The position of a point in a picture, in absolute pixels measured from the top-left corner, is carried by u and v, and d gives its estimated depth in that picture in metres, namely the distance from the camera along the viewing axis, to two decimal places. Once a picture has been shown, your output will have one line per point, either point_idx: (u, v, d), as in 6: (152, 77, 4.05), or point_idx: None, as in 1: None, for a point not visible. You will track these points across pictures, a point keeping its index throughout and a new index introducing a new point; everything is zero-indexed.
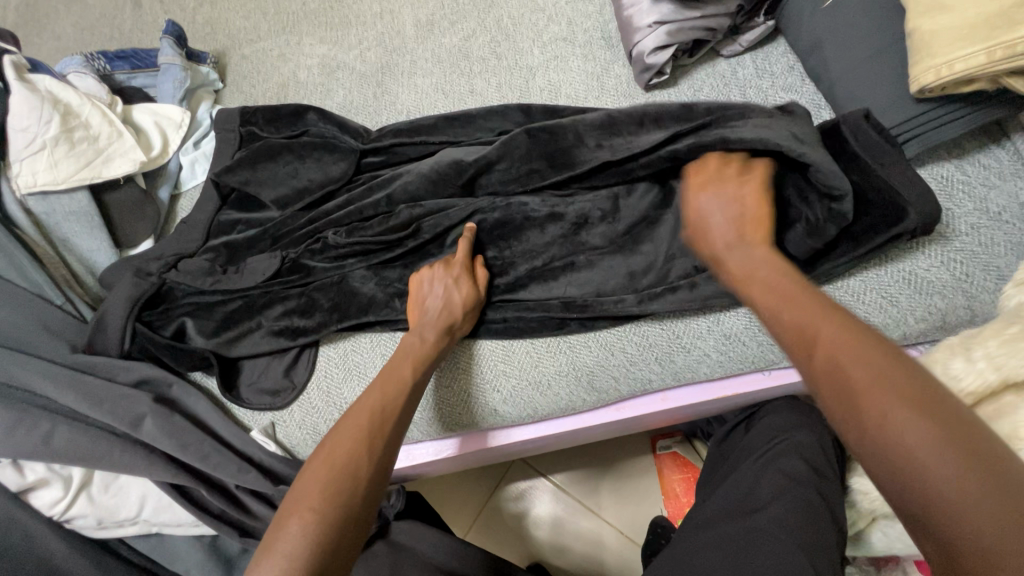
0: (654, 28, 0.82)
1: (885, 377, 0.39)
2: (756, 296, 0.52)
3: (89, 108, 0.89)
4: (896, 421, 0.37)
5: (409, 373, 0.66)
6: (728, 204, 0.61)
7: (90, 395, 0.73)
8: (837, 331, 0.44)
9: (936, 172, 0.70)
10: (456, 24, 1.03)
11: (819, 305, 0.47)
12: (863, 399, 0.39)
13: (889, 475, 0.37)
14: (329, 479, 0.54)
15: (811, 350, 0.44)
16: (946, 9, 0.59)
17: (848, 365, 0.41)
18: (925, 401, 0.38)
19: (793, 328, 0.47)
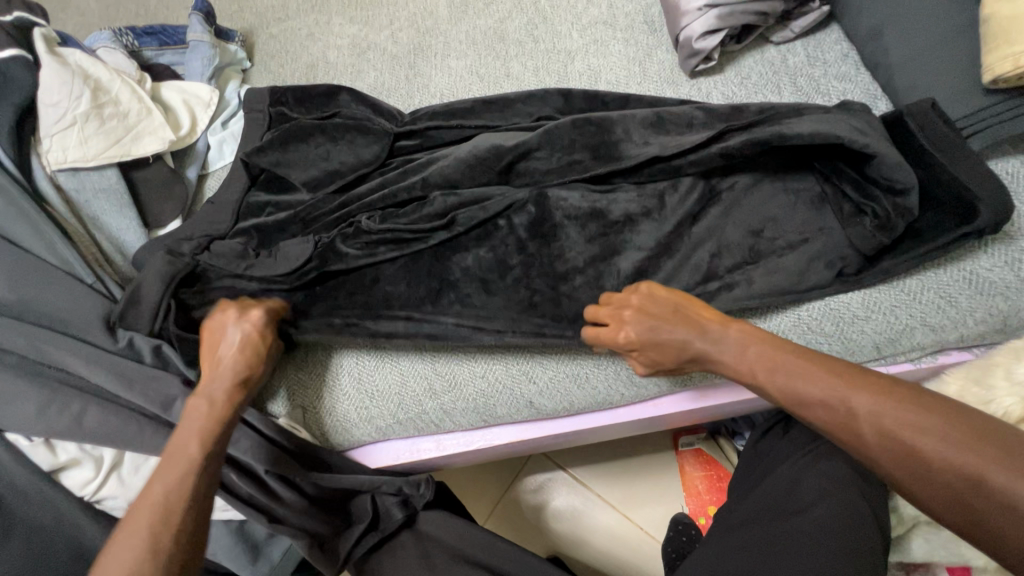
0: (704, 12, 0.78)
1: (924, 426, 0.49)
2: (769, 380, 0.58)
3: (120, 84, 0.88)
4: (963, 479, 0.46)
5: (195, 439, 0.61)
6: (693, 332, 0.63)
7: (122, 376, 0.72)
8: (865, 405, 0.52)
9: (1002, 167, 0.66)
10: (491, 6, 1.00)
11: (835, 371, 0.55)
12: (911, 452, 0.49)
13: (956, 508, 0.46)
14: (159, 522, 0.55)
15: (849, 426, 0.52)
16: None
17: (888, 426, 0.50)
18: (954, 429, 0.48)
19: (813, 403, 0.55)
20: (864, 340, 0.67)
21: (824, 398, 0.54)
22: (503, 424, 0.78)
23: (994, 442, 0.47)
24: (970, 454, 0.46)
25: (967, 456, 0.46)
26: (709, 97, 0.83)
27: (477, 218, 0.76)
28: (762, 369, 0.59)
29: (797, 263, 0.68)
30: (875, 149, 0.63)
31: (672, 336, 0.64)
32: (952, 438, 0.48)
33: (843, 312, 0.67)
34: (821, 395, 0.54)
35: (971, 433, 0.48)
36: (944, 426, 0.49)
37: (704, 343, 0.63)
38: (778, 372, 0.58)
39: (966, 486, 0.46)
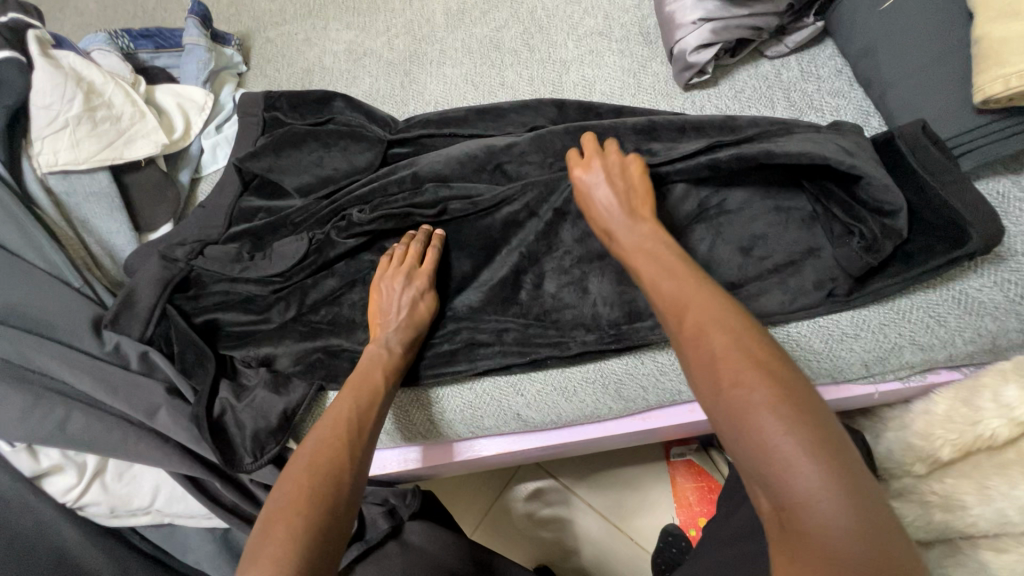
0: (699, 26, 0.78)
1: (751, 379, 0.43)
2: (646, 271, 0.57)
3: (113, 87, 0.87)
4: (750, 405, 0.42)
5: (381, 381, 0.67)
6: (619, 207, 0.63)
7: (105, 382, 0.72)
8: (708, 318, 0.48)
9: (992, 187, 0.66)
10: (488, 14, 1.00)
11: (712, 297, 0.50)
12: (728, 393, 0.44)
13: (745, 455, 0.42)
14: (314, 480, 0.54)
15: (695, 337, 0.48)
16: (1019, 16, 0.56)
17: (723, 365, 0.45)
18: (783, 393, 0.42)
19: (679, 304, 0.51)
20: (851, 358, 0.67)
21: (683, 300, 0.51)
22: (490, 435, 0.78)
23: (828, 432, 0.41)
24: (789, 422, 0.41)
25: (786, 425, 0.41)
26: (703, 110, 0.83)
27: (472, 236, 0.77)
28: (645, 261, 0.58)
29: (786, 285, 0.68)
30: (864, 170, 0.63)
31: (604, 201, 0.65)
32: (775, 400, 0.42)
33: (830, 330, 0.67)
34: (674, 292, 0.52)
35: (805, 410, 0.41)
36: (781, 388, 0.43)
37: (618, 222, 0.62)
38: (658, 269, 0.56)
39: (766, 445, 0.41)
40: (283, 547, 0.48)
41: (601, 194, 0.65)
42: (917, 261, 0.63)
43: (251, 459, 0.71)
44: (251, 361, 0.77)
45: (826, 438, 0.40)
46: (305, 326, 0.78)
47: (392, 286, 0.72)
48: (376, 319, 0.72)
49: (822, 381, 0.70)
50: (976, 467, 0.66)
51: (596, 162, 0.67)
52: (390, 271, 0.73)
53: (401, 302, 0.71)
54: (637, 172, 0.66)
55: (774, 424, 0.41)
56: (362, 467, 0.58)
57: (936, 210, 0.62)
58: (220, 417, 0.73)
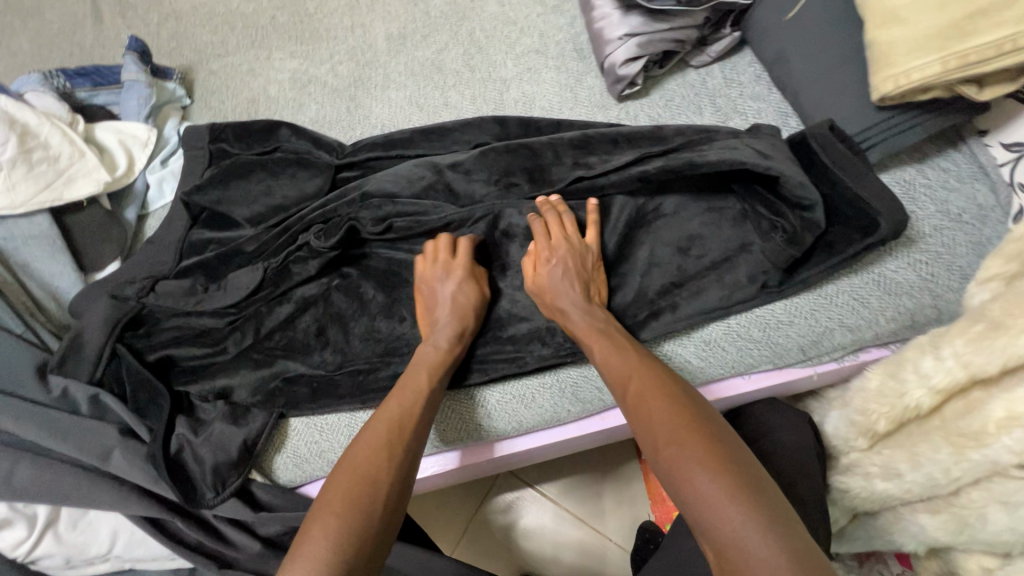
0: (625, 41, 0.83)
1: (684, 442, 0.52)
2: (597, 349, 0.65)
3: (49, 127, 0.86)
4: (685, 460, 0.51)
5: (426, 383, 0.67)
6: (577, 287, 0.69)
7: (53, 428, 0.70)
8: (646, 387, 0.59)
9: (899, 176, 0.73)
10: (429, 37, 1.03)
11: (654, 374, 0.60)
12: (666, 456, 0.52)
13: (686, 506, 0.50)
14: (351, 488, 0.58)
15: (639, 406, 0.58)
16: (902, 21, 0.61)
17: (660, 430, 0.55)
18: (711, 452, 0.51)
19: (625, 379, 0.61)
20: (788, 343, 0.71)
21: (628, 373, 0.61)
22: (455, 448, 0.78)
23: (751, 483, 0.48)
24: (716, 474, 0.49)
25: (713, 476, 0.49)
26: (637, 119, 0.87)
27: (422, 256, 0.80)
28: (597, 340, 0.66)
29: (721, 281, 0.72)
30: (783, 168, 0.68)
31: (567, 288, 0.69)
32: (708, 459, 0.51)
33: (767, 318, 0.72)
34: (621, 364, 0.63)
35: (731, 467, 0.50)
36: (711, 450, 0.51)
37: (575, 303, 0.69)
38: (609, 347, 0.65)
39: (704, 498, 0.48)
40: (321, 555, 0.53)
41: (559, 285, 0.69)
42: (838, 251, 0.67)
43: (213, 494, 0.71)
44: (207, 395, 0.76)
45: (749, 485, 0.49)
46: (261, 355, 0.78)
47: (447, 305, 0.72)
48: (430, 344, 0.71)
49: (765, 368, 0.73)
50: (907, 437, 0.65)
51: (556, 238, 0.71)
52: (446, 279, 0.73)
53: (445, 332, 0.71)
54: (594, 257, 0.72)
55: (707, 481, 0.49)
56: (404, 474, 0.61)
57: (847, 203, 0.67)
58: (178, 454, 0.72)
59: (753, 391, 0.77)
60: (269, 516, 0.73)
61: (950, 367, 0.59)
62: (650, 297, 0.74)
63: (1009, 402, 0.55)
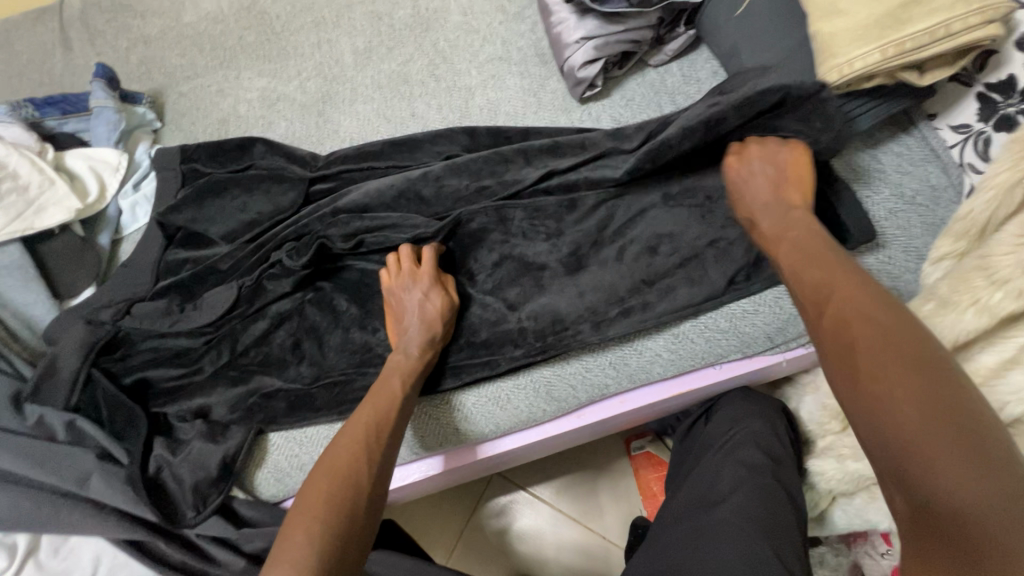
0: (582, 44, 0.84)
1: (890, 359, 0.42)
2: (789, 263, 0.58)
3: (17, 157, 0.87)
4: (891, 388, 0.41)
5: (398, 385, 0.69)
6: (769, 190, 0.66)
7: (31, 456, 0.70)
8: (856, 303, 0.48)
9: (854, 163, 0.75)
10: (394, 50, 1.05)
11: (861, 289, 0.49)
12: (868, 381, 0.42)
13: (881, 446, 0.40)
14: (332, 489, 0.58)
15: (839, 324, 0.47)
16: (842, 13, 0.63)
17: (862, 352, 0.44)
18: (928, 378, 0.40)
19: (826, 294, 0.51)
20: (754, 332, 0.73)
21: (828, 293, 0.51)
22: (435, 454, 0.79)
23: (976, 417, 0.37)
24: (922, 408, 0.39)
25: (920, 412, 0.39)
26: (600, 120, 0.89)
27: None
28: (794, 262, 0.58)
29: (689, 278, 0.74)
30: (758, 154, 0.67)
31: (778, 213, 0.65)
32: (920, 390, 0.39)
33: (732, 309, 0.74)
34: (817, 279, 0.53)
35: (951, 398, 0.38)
36: (928, 376, 0.40)
37: (769, 208, 0.66)
38: (803, 261, 0.57)
39: (898, 427, 0.39)
40: (301, 551, 0.52)
41: (757, 182, 0.68)
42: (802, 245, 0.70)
43: (194, 513, 0.71)
44: (185, 414, 0.77)
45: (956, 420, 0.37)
46: (240, 373, 0.78)
47: (413, 314, 0.73)
48: (400, 353, 0.72)
49: (734, 356, 0.75)
50: None
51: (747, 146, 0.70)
52: (409, 288, 0.74)
53: (414, 338, 0.72)
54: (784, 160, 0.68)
55: (912, 413, 0.39)
56: (383, 470, 0.62)
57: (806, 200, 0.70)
58: (157, 475, 0.73)
59: (724, 380, 0.79)
60: (252, 533, 0.73)
61: None
62: (621, 296, 0.75)
63: (963, 376, 0.56)
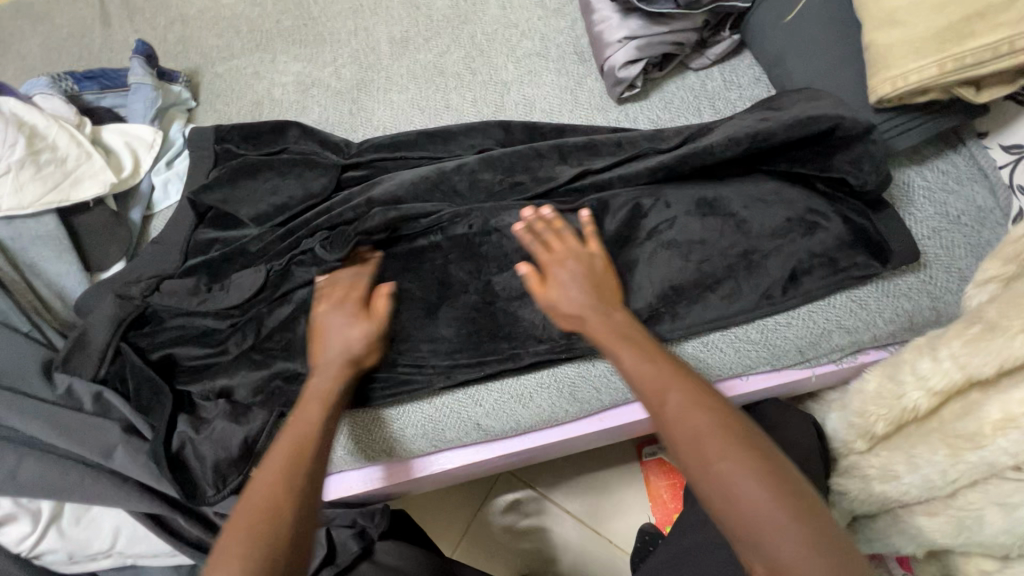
0: (625, 43, 0.83)
1: (747, 474, 0.46)
2: (623, 352, 0.59)
3: (57, 130, 0.88)
4: (734, 483, 0.46)
5: (332, 399, 0.65)
6: (580, 287, 0.65)
7: (59, 426, 0.71)
8: (681, 399, 0.52)
9: (899, 178, 0.73)
10: (431, 41, 1.04)
11: (686, 381, 0.54)
12: (713, 462, 0.48)
13: (733, 532, 0.46)
14: (265, 501, 0.55)
15: (677, 419, 0.51)
16: (900, 24, 0.62)
17: (710, 449, 0.48)
18: (784, 491, 0.46)
19: (661, 392, 0.54)
20: (788, 345, 0.72)
21: (662, 386, 0.54)
22: (454, 447, 0.79)
23: (817, 514, 0.45)
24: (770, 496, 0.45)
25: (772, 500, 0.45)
26: (637, 121, 0.88)
27: (427, 258, 0.79)
28: (626, 346, 0.59)
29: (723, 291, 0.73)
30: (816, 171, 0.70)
31: (572, 291, 0.65)
32: (760, 478, 0.46)
33: (767, 321, 0.72)
34: (651, 365, 0.56)
35: (805, 504, 0.45)
36: (759, 467, 0.47)
37: (592, 306, 0.63)
38: (637, 354, 0.58)
39: (750, 517, 0.45)
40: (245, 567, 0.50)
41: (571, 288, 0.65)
42: (843, 263, 0.69)
43: (214, 491, 0.71)
44: (208, 394, 0.77)
45: (786, 498, 0.45)
46: (263, 358, 0.77)
47: (342, 334, 0.69)
48: (570, 315, 0.64)
49: (764, 368, 0.74)
50: (907, 440, 0.63)
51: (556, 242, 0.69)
52: (348, 307, 0.71)
53: (575, 299, 0.64)
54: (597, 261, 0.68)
55: (765, 498, 0.45)
56: (314, 487, 0.58)
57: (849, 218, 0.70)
58: (180, 451, 0.73)
59: (754, 393, 0.77)
60: None
61: (947, 369, 0.58)
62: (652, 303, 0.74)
63: (1006, 404, 0.54)
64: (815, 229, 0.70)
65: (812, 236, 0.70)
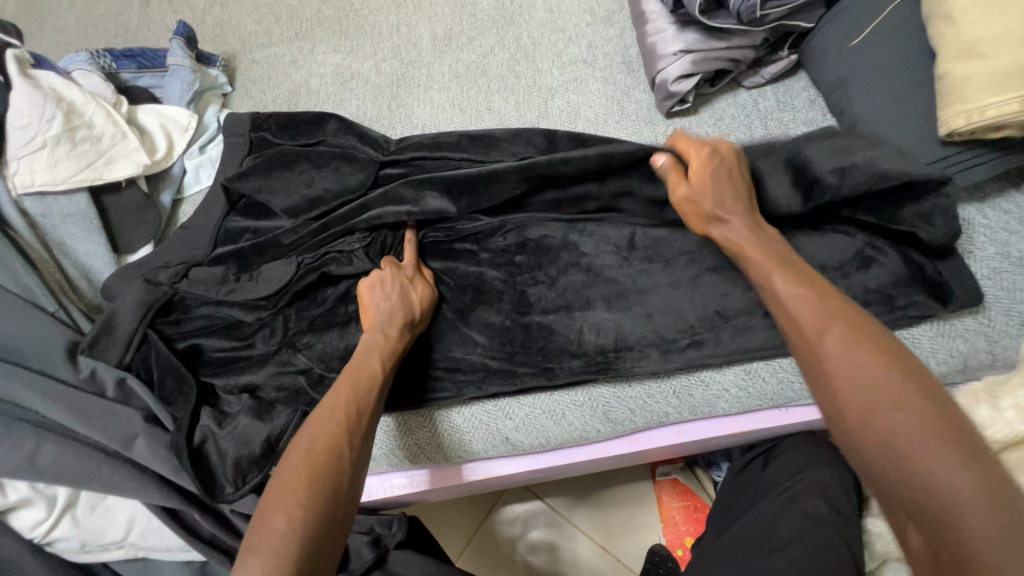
0: (680, 56, 0.81)
1: (914, 419, 0.46)
2: (777, 280, 0.60)
3: (93, 107, 0.86)
4: (900, 436, 0.46)
5: (378, 365, 0.65)
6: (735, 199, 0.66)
7: (81, 411, 0.70)
8: (844, 341, 0.52)
9: (957, 215, 0.71)
10: (475, 40, 1.02)
11: (853, 322, 0.53)
12: (882, 413, 0.47)
13: (898, 490, 0.45)
14: (313, 470, 0.54)
15: (838, 366, 0.51)
16: (979, 56, 0.59)
17: (878, 397, 0.48)
18: (945, 435, 0.45)
19: (821, 325, 0.54)
20: None
21: (822, 327, 0.54)
22: (479, 460, 0.77)
23: (989, 463, 0.43)
24: (945, 454, 0.44)
25: (945, 456, 0.44)
26: (685, 137, 0.85)
27: (464, 264, 0.78)
28: (778, 271, 0.60)
29: (769, 320, 0.70)
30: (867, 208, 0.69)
31: (722, 194, 0.66)
32: (930, 433, 0.45)
33: None
34: (808, 305, 0.56)
35: (969, 448, 0.44)
36: (931, 420, 0.46)
37: (741, 222, 0.65)
38: (793, 282, 0.58)
39: (919, 468, 0.44)
40: (287, 534, 0.50)
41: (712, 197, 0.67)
42: (897, 302, 0.67)
43: (232, 489, 0.69)
44: (232, 388, 0.76)
45: (965, 454, 0.44)
46: (290, 355, 0.76)
47: (388, 299, 0.71)
48: (714, 216, 0.67)
49: (803, 402, 0.73)
50: None
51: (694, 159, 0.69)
52: (386, 272, 0.73)
53: (725, 202, 0.66)
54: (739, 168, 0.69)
55: (936, 454, 0.44)
56: (360, 455, 0.58)
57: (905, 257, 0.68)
58: (201, 445, 0.71)
59: (788, 425, 0.76)
60: None
61: (1009, 419, 0.56)
62: (694, 327, 0.72)
63: None
64: (870, 264, 0.69)
65: (866, 271, 0.69)
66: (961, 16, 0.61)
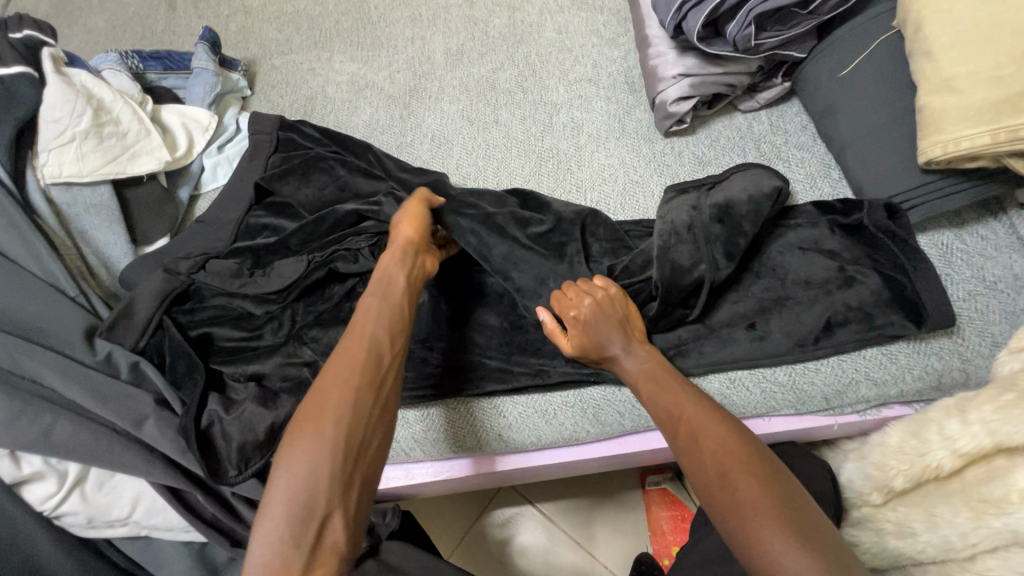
0: (678, 80, 0.85)
1: (755, 491, 0.53)
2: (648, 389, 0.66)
3: (121, 105, 0.91)
4: (745, 510, 0.52)
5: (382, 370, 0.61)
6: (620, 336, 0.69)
7: (95, 392, 0.73)
8: (699, 417, 0.60)
9: (936, 239, 0.74)
10: (486, 56, 1.07)
11: (704, 411, 0.61)
12: (732, 490, 0.54)
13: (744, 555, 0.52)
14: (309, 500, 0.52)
15: (692, 446, 0.59)
16: (955, 91, 0.63)
17: (732, 478, 0.55)
18: (779, 501, 0.52)
19: (678, 418, 0.61)
20: (815, 391, 0.72)
21: (679, 414, 0.62)
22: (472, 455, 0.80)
23: (818, 530, 0.50)
24: (786, 530, 0.50)
25: (785, 532, 0.50)
26: (681, 155, 0.89)
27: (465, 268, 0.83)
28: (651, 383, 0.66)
29: (755, 333, 0.73)
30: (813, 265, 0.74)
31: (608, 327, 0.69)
32: (768, 505, 0.52)
33: (794, 365, 0.73)
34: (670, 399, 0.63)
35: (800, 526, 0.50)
36: (771, 493, 0.53)
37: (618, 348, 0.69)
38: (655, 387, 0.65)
39: (758, 538, 0.51)
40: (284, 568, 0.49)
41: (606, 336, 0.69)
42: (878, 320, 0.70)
43: (235, 472, 0.72)
44: (240, 376, 0.79)
45: (793, 519, 0.51)
46: (296, 348, 0.80)
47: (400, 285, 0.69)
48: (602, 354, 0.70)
49: (786, 411, 0.74)
50: (925, 497, 0.64)
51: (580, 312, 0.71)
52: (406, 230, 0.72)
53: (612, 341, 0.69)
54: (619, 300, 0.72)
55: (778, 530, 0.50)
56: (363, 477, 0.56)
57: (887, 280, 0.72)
58: (207, 429, 0.74)
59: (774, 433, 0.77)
60: None
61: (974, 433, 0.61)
62: (682, 338, 0.75)
63: None
64: (852, 283, 0.73)
65: (847, 290, 0.73)
66: (939, 54, 0.65)
